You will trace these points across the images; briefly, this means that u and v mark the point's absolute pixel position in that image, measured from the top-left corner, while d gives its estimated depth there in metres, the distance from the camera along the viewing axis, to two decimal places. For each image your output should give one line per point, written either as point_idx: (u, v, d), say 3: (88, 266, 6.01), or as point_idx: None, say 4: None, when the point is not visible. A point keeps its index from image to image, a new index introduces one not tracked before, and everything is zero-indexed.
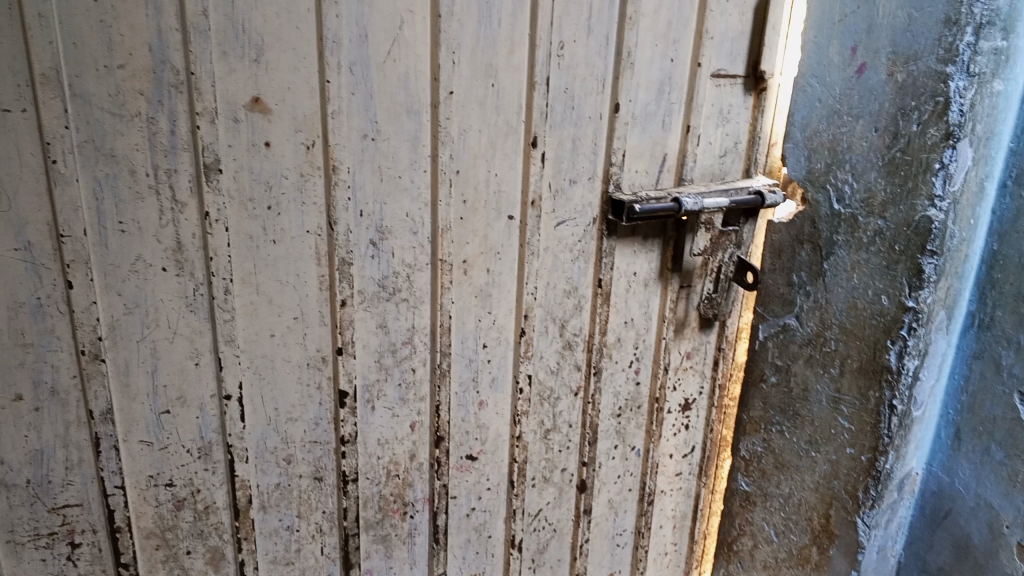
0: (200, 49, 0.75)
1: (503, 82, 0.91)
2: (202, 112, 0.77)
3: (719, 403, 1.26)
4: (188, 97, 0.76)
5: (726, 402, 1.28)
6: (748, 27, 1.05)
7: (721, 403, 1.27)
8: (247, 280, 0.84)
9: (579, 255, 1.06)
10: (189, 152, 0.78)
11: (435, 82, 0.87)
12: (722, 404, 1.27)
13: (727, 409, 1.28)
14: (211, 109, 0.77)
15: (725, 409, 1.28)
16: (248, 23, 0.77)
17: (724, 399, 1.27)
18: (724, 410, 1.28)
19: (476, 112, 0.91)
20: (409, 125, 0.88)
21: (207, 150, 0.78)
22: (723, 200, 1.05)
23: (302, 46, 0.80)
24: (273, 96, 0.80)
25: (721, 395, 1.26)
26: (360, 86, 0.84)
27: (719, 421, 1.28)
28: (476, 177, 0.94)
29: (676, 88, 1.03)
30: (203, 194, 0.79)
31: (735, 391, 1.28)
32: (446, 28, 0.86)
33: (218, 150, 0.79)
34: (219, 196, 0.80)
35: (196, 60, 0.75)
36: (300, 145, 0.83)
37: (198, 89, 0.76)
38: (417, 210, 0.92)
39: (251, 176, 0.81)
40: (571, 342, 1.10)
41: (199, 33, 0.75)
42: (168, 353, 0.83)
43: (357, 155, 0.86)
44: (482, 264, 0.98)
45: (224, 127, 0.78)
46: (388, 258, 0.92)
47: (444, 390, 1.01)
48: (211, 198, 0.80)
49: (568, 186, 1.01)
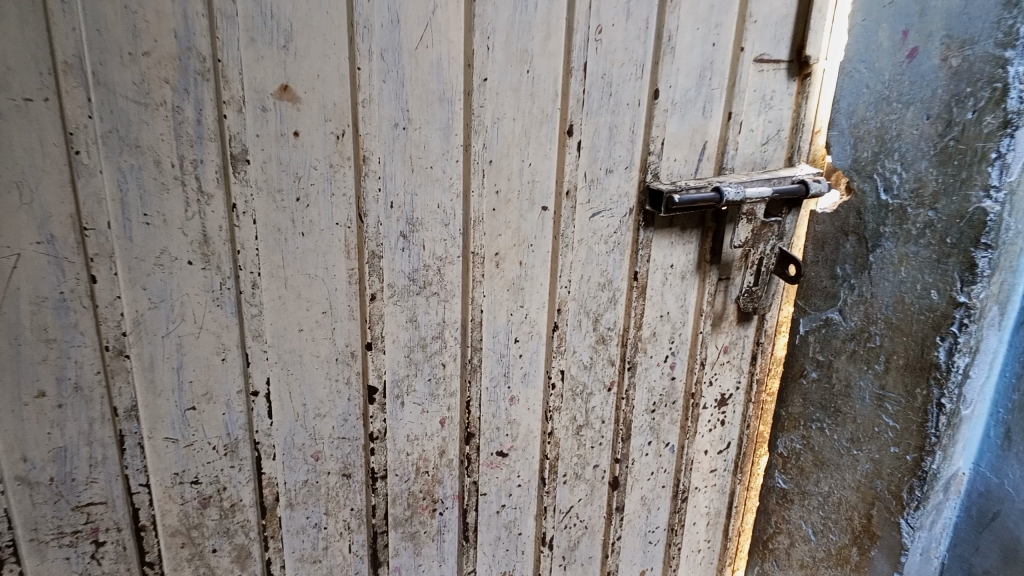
0: (228, 34, 0.72)
1: (539, 67, 0.88)
2: (229, 100, 0.74)
3: (757, 398, 1.23)
4: (215, 85, 0.74)
5: (764, 396, 1.24)
6: (793, 10, 1.01)
7: (758, 398, 1.23)
8: (276, 273, 0.82)
9: (614, 246, 1.02)
10: (215, 142, 0.75)
11: (468, 68, 0.84)
12: (759, 399, 1.23)
13: (764, 404, 1.24)
14: (238, 98, 0.75)
15: (762, 404, 1.24)
16: (276, 9, 0.74)
17: (761, 394, 1.23)
18: (761, 406, 1.24)
19: (510, 99, 0.88)
20: (442, 113, 0.85)
21: (234, 141, 0.76)
22: (766, 190, 1.02)
23: (333, 31, 0.77)
24: (302, 84, 0.77)
25: (759, 391, 1.22)
26: (391, 73, 0.81)
27: (756, 416, 1.24)
28: (509, 166, 0.91)
29: (717, 73, 1.00)
30: (229, 185, 0.77)
31: (773, 386, 1.24)
32: (481, 11, 0.82)
33: (245, 140, 0.76)
34: (247, 188, 0.78)
35: (223, 47, 0.73)
36: (329, 135, 0.80)
37: (225, 77, 0.73)
38: (449, 201, 0.89)
39: (279, 166, 0.79)
40: (604, 336, 1.06)
41: (226, 19, 0.72)
42: (194, 349, 0.81)
43: (388, 144, 0.83)
44: (515, 256, 0.95)
45: (252, 115, 0.76)
46: (418, 251, 0.89)
47: (475, 386, 0.98)
48: (239, 189, 0.77)
49: (604, 176, 0.98)
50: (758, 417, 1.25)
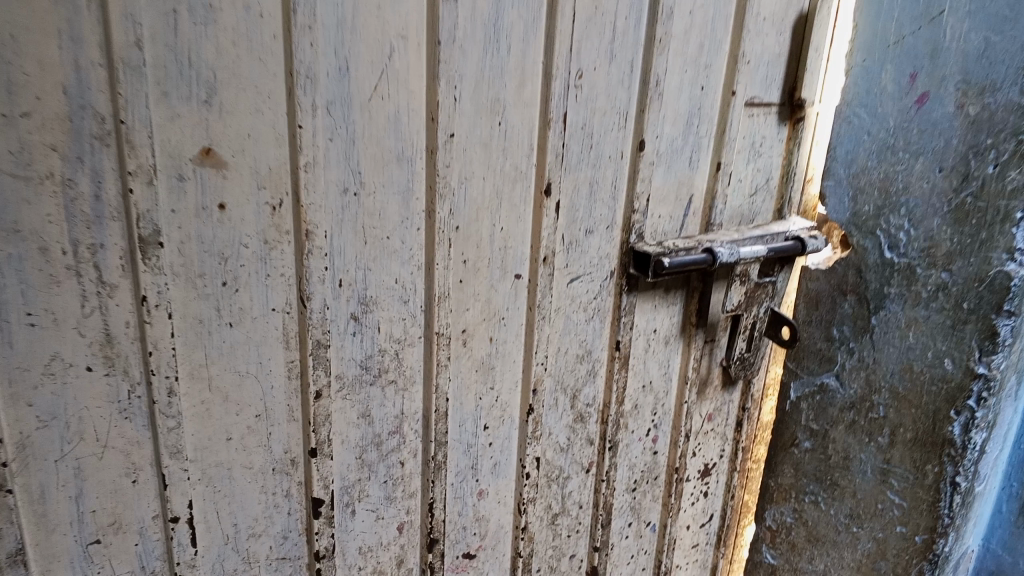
0: (133, 89, 0.58)
1: (512, 117, 0.76)
2: (135, 171, 0.59)
3: (743, 468, 1.12)
4: (118, 152, 0.59)
5: (750, 464, 1.13)
6: (787, 49, 0.91)
7: (744, 467, 1.13)
8: (197, 373, 0.67)
9: (594, 314, 0.90)
10: (119, 221, 0.60)
11: (432, 122, 0.71)
12: (745, 468, 1.13)
13: (750, 473, 1.14)
14: (148, 168, 0.60)
15: (748, 473, 1.14)
16: (195, 56, 0.60)
17: (748, 463, 1.13)
18: (746, 475, 1.14)
19: (479, 156, 0.75)
20: (400, 175, 0.71)
21: (142, 219, 0.61)
22: (761, 249, 0.90)
23: (267, 82, 0.63)
24: (229, 146, 0.63)
25: (745, 460, 1.12)
26: (340, 129, 0.67)
27: (742, 486, 1.14)
28: (478, 232, 0.78)
29: (705, 119, 0.88)
30: (138, 273, 0.62)
31: (760, 453, 1.13)
32: (447, 57, 0.69)
33: (158, 218, 0.61)
34: (160, 276, 0.63)
35: (128, 106, 0.58)
36: (263, 207, 0.66)
37: (130, 142, 0.59)
38: (408, 275, 0.75)
39: (201, 247, 0.64)
40: (583, 415, 0.93)
41: (131, 70, 0.57)
42: (97, 472, 0.65)
43: (336, 214, 0.69)
44: (484, 332, 0.82)
45: (165, 187, 0.61)
46: (373, 334, 0.75)
47: (438, 484, 0.84)
48: (150, 278, 0.62)
49: (584, 238, 0.85)
50: (744, 487, 1.15)
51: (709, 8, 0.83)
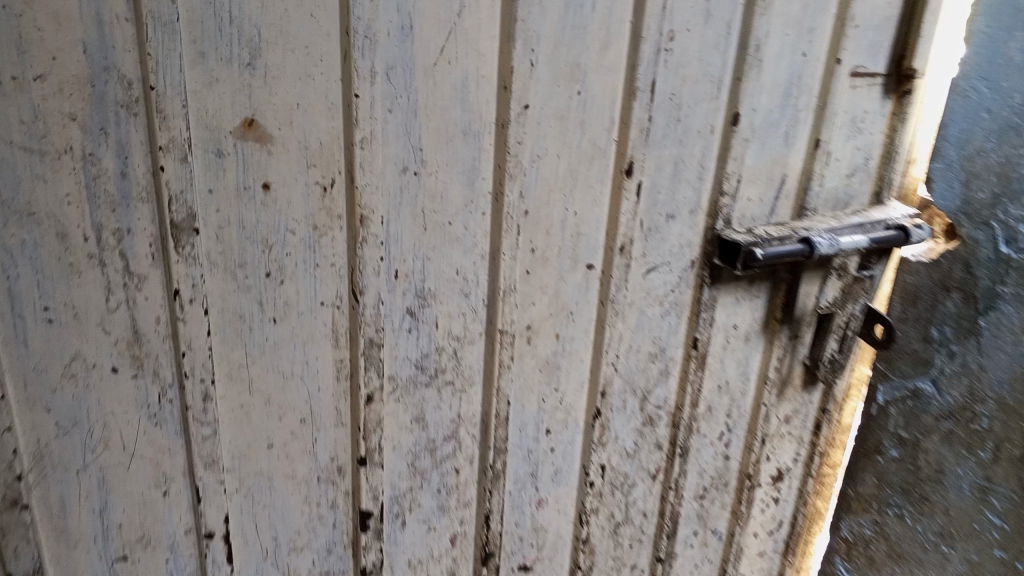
0: (164, 50, 0.49)
1: (593, 86, 0.66)
2: (167, 146, 0.51)
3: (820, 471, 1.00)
4: (147, 123, 0.51)
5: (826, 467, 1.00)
6: (898, 11, 0.79)
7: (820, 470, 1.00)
8: (236, 374, 0.59)
9: (670, 308, 0.80)
10: (148, 202, 0.52)
11: (504, 90, 0.62)
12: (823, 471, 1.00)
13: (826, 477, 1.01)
14: (181, 143, 0.52)
15: (823, 477, 1.01)
16: (236, 12, 0.51)
17: (824, 465, 1.00)
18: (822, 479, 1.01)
19: (553, 131, 0.66)
20: (467, 151, 0.63)
21: (176, 202, 0.53)
22: (862, 240, 0.81)
23: (319, 42, 0.54)
24: (275, 117, 0.54)
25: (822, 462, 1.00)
26: (401, 99, 0.58)
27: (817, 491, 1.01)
28: (549, 218, 0.69)
29: (805, 90, 0.78)
30: (170, 263, 0.54)
31: (838, 455, 1.00)
32: (524, 14, 0.60)
33: (193, 199, 0.53)
34: (195, 267, 0.55)
35: (157, 70, 0.50)
36: (313, 187, 0.57)
37: (161, 112, 0.51)
38: (471, 266, 0.67)
39: (241, 232, 0.56)
40: (652, 417, 0.84)
41: (161, 26, 0.49)
42: (124, 484, 0.58)
43: (394, 195, 0.60)
44: (550, 328, 0.73)
45: (202, 165, 0.53)
46: (430, 330, 0.67)
47: (496, 494, 0.77)
48: (183, 269, 0.54)
49: (664, 224, 0.76)
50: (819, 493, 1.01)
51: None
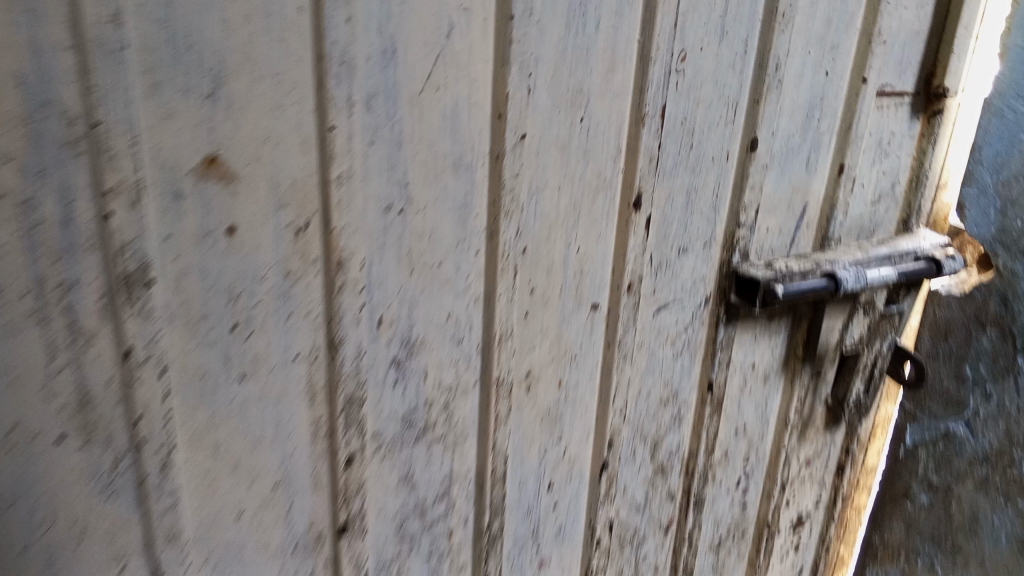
0: (110, 80, 0.43)
1: (597, 111, 0.60)
2: (116, 188, 0.45)
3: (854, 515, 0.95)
4: (93, 162, 0.44)
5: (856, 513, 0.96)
6: (928, 26, 0.73)
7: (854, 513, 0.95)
8: (200, 438, 0.53)
9: (683, 349, 0.74)
10: (95, 252, 0.45)
11: (499, 119, 0.56)
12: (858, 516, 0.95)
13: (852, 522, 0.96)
14: (132, 184, 0.45)
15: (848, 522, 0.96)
16: (195, 37, 0.44)
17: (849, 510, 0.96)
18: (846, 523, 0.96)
19: (554, 161, 0.60)
20: (458, 185, 0.57)
21: (128, 251, 0.46)
22: (890, 273, 0.76)
23: (291, 69, 0.48)
24: (240, 153, 0.48)
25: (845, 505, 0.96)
26: (383, 130, 0.52)
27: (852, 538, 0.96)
28: (550, 256, 0.63)
29: (829, 111, 0.71)
30: (122, 319, 0.47)
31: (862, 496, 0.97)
32: (519, 35, 0.54)
33: (147, 248, 0.47)
34: (150, 323, 0.48)
35: (104, 102, 0.43)
36: (284, 229, 0.51)
37: (109, 150, 0.44)
38: (463, 310, 0.61)
39: (203, 282, 0.50)
40: (664, 466, 0.78)
41: (106, 52, 0.42)
42: (76, 564, 0.51)
43: (377, 236, 0.54)
44: (552, 375, 0.67)
45: (157, 209, 0.46)
46: (418, 382, 0.60)
47: (493, 556, 0.70)
48: (136, 326, 0.48)
49: (676, 259, 0.70)
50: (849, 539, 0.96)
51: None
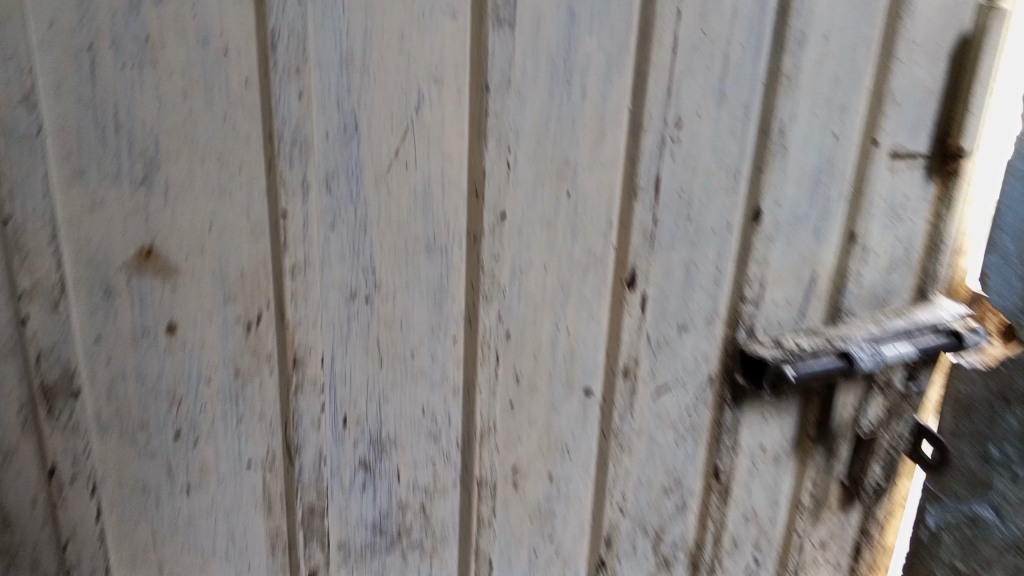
0: (22, 170, 0.38)
1: (584, 184, 0.54)
2: (33, 293, 0.40)
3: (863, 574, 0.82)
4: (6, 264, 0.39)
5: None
6: (941, 83, 0.67)
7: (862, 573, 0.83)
8: (138, 555, 0.48)
9: (686, 434, 0.68)
10: (13, 362, 0.41)
11: (476, 198, 0.50)
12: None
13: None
14: (50, 286, 0.40)
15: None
16: (124, 118, 0.39)
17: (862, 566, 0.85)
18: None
19: (538, 239, 0.54)
20: (432, 268, 0.51)
21: (48, 362, 0.42)
22: (909, 350, 0.70)
23: (236, 150, 0.42)
24: (180, 245, 0.43)
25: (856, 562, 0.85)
26: (346, 213, 0.47)
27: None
28: (537, 340, 0.57)
29: (837, 177, 0.65)
30: (45, 434, 0.43)
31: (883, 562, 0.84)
32: (497, 107, 0.48)
33: (71, 355, 0.42)
34: (77, 437, 0.44)
35: (17, 197, 0.38)
36: (233, 324, 0.46)
37: (24, 251, 0.39)
38: (441, 403, 0.55)
39: (140, 388, 0.45)
40: (668, 558, 0.72)
41: (18, 141, 0.38)
42: None
43: (340, 329, 0.49)
44: (542, 468, 0.61)
45: (83, 313, 0.42)
46: (391, 484, 0.55)
47: None
48: (61, 441, 0.43)
49: (676, 337, 0.63)
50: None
51: (849, 29, 0.60)
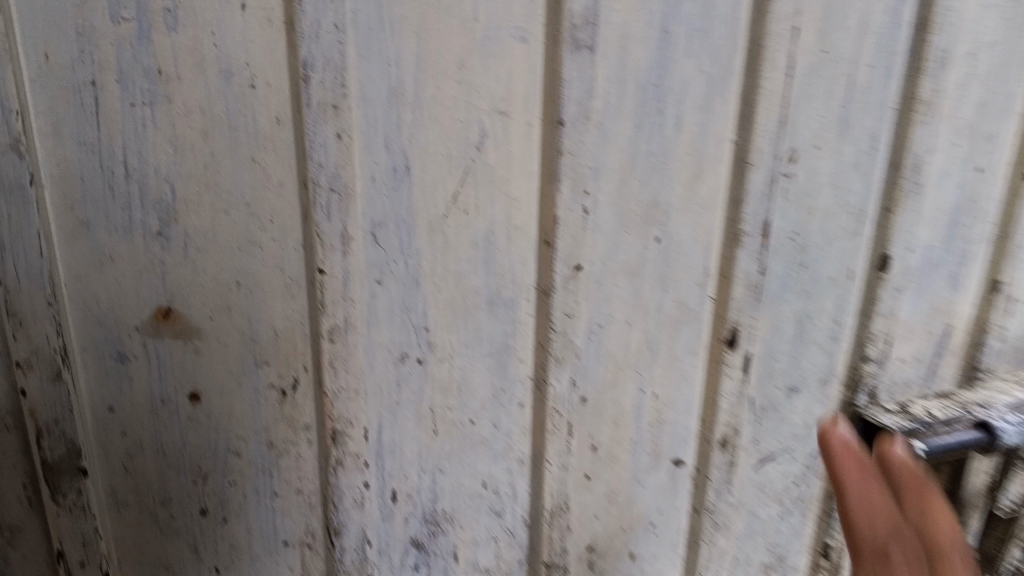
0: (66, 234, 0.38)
1: (677, 230, 0.44)
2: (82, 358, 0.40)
3: (835, 466, 0.44)
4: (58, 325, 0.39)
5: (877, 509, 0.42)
6: None
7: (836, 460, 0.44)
8: None
9: (791, 508, 0.53)
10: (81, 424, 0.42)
11: (546, 247, 0.42)
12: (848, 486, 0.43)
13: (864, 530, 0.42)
14: (48, 354, 0.40)
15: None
16: (151, 166, 0.37)
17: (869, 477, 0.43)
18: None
19: (620, 291, 0.45)
20: (494, 325, 0.44)
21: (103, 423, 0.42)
22: None
23: (267, 196, 0.38)
24: (198, 302, 0.40)
25: (884, 485, 0.43)
26: (393, 266, 0.41)
27: (840, 447, 0.44)
28: (617, 404, 0.48)
29: (981, 214, 0.48)
30: (101, 490, 0.44)
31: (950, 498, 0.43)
32: (573, 144, 0.40)
33: (100, 418, 0.42)
34: (121, 496, 0.44)
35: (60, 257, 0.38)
36: (265, 392, 0.42)
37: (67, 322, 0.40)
38: (503, 476, 0.47)
39: (172, 452, 0.43)
40: None
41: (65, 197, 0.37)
42: None
43: (386, 396, 0.43)
44: (622, 547, 0.52)
45: (109, 378, 0.41)
46: (447, 562, 0.49)
47: None
48: (106, 498, 0.44)
49: (785, 400, 0.50)
50: (844, 439, 0.44)
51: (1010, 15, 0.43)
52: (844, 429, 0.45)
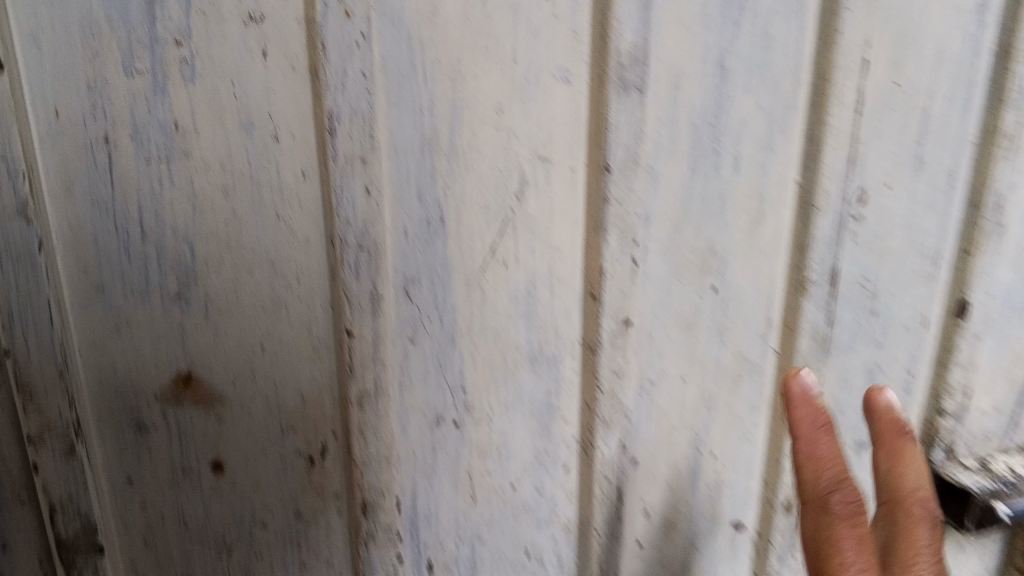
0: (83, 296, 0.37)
1: (736, 278, 0.40)
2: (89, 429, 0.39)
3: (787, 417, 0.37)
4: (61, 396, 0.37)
5: (828, 466, 0.36)
6: None
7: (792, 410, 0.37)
8: None
9: None
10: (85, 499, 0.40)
11: (592, 300, 0.39)
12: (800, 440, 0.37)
13: (808, 478, 0.36)
14: (61, 428, 0.38)
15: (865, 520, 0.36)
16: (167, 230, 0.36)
17: (821, 431, 0.37)
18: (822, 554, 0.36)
19: (674, 347, 0.41)
20: (538, 383, 0.41)
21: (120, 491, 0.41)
22: None
23: (292, 252, 0.36)
24: (218, 369, 0.38)
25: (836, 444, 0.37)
26: (429, 324, 0.38)
27: (796, 397, 0.36)
28: (672, 467, 0.44)
29: None
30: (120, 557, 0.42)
31: (913, 459, 0.38)
32: (621, 192, 0.37)
33: (116, 488, 0.40)
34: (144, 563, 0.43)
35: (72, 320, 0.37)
36: (292, 458, 0.40)
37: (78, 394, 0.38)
38: (550, 541, 0.44)
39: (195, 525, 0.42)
40: None
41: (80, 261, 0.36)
42: None
43: (421, 461, 0.41)
44: None
45: (129, 451, 0.40)
46: None
47: None
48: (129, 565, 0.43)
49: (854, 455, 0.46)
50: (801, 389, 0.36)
51: None
52: (801, 384, 0.37)
